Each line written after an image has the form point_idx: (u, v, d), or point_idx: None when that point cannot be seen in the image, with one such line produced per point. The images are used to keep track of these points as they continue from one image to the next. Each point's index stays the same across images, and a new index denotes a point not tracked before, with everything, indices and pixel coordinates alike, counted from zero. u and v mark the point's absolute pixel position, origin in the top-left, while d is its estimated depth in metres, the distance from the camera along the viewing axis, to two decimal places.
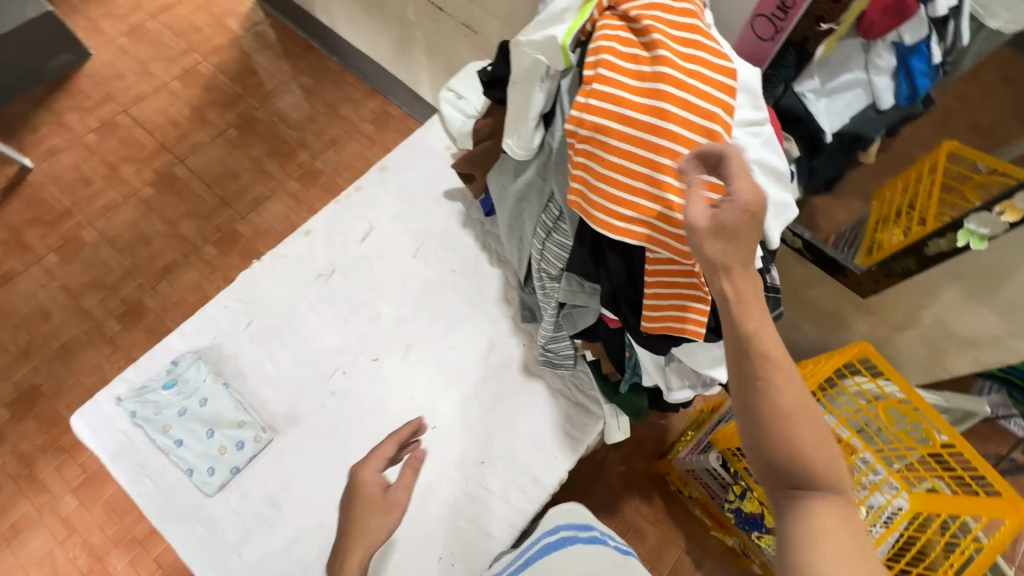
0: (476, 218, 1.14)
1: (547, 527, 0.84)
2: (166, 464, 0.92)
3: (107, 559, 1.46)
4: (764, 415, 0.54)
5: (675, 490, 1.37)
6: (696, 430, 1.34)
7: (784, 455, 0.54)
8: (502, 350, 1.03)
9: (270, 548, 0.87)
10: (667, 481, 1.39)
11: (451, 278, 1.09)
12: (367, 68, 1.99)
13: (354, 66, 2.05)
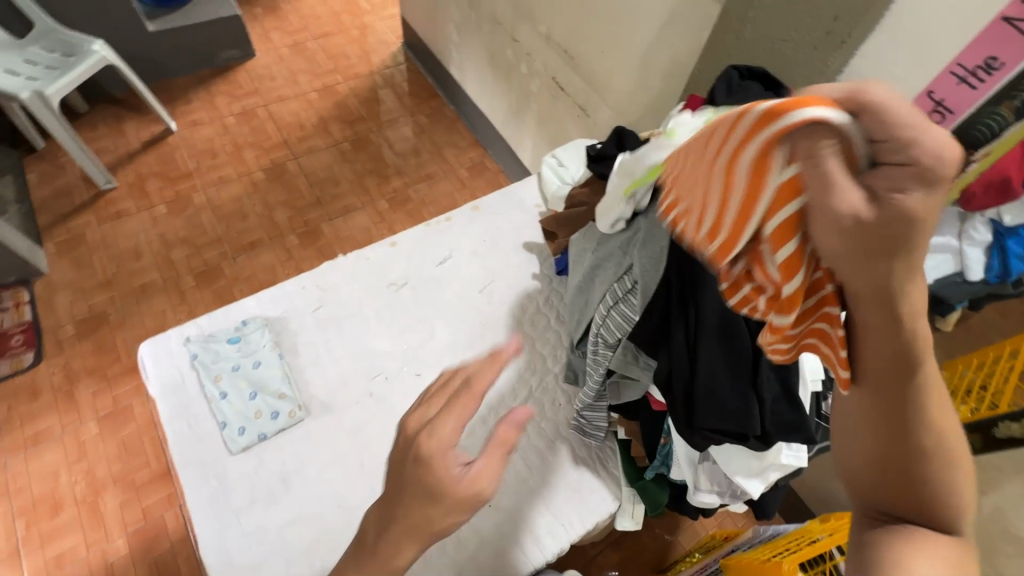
0: (546, 274, 1.20)
1: None
2: (205, 411, 0.97)
3: (100, 496, 1.44)
4: (909, 403, 0.47)
5: None
6: (705, 555, 1.28)
7: (921, 454, 0.48)
8: (537, 401, 1.04)
9: (268, 521, 0.89)
10: None
11: (509, 321, 1.14)
12: (478, 122, 2.19)
13: (467, 118, 2.26)
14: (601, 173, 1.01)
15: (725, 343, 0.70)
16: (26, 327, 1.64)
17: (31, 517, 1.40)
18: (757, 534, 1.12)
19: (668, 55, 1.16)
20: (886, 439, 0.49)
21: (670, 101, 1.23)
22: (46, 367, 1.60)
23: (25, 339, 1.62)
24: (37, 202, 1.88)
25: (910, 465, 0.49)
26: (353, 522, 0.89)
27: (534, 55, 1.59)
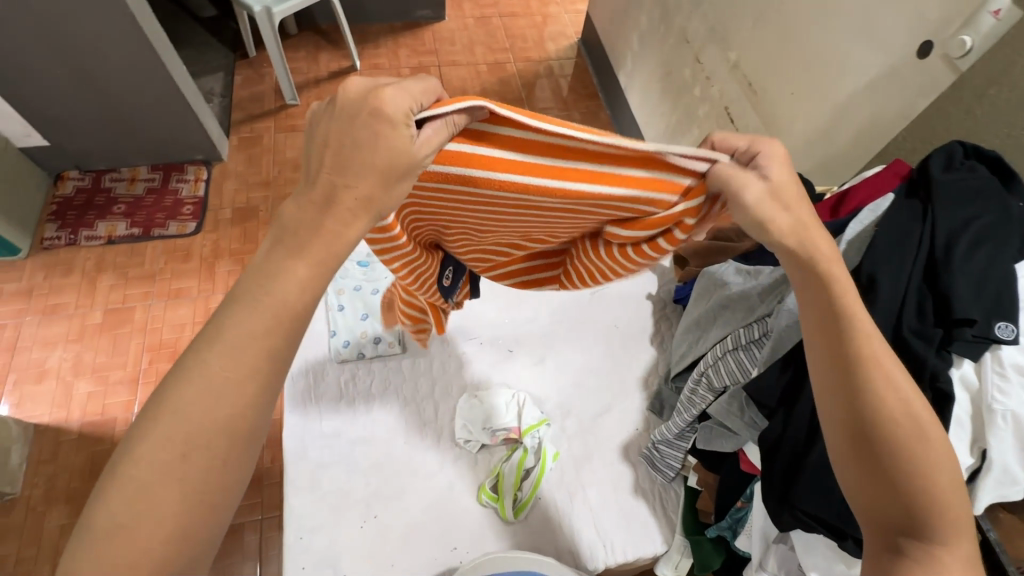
0: (661, 297, 1.16)
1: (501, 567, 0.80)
2: (322, 317, 1.07)
3: None
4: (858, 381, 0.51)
5: None
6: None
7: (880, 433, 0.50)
8: (615, 416, 1.02)
9: (343, 431, 0.96)
10: None
11: (610, 331, 1.12)
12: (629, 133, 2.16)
13: (618, 126, 2.25)
14: None
15: None
16: (197, 200, 1.86)
17: (154, 356, 1.59)
18: None
19: (867, 115, 1.06)
20: (859, 449, 0.51)
21: (853, 162, 1.12)
22: (202, 237, 1.81)
23: (193, 210, 1.84)
24: (234, 99, 2.14)
25: (894, 481, 0.49)
26: (414, 462, 0.94)
27: (712, 80, 1.52)
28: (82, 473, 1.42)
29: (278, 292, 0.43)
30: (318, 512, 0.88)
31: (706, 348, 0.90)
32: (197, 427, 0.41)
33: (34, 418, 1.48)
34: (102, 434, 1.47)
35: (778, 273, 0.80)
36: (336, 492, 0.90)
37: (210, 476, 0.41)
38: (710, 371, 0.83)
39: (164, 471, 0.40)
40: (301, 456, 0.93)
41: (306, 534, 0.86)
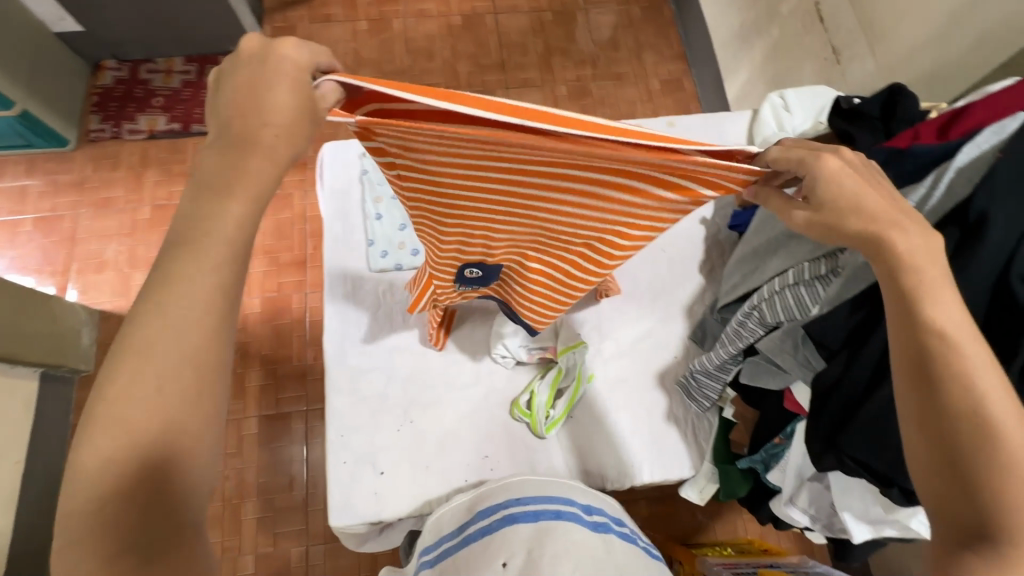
0: (716, 223, 1.08)
1: (505, 488, 0.76)
2: (360, 225, 1.05)
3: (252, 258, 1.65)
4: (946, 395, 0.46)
5: None
6: (735, 554, 1.31)
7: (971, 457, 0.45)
8: (652, 343, 1.00)
9: (378, 342, 0.97)
10: (672, 565, 1.40)
11: (656, 257, 1.07)
12: (695, 34, 1.92)
13: (684, 24, 1.99)
14: (841, 130, 0.89)
15: None
16: None
17: None
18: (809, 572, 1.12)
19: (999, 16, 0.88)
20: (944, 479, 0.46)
21: (969, 77, 0.95)
22: None
23: None
24: None
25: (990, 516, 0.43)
26: (449, 375, 0.96)
27: None
28: None
29: (216, 235, 0.42)
30: (356, 415, 0.92)
31: (761, 281, 0.83)
32: (168, 353, 0.39)
33: (99, 304, 1.58)
34: None
35: None
36: (372, 399, 0.93)
37: (180, 408, 0.39)
38: (764, 305, 0.77)
39: (127, 404, 0.38)
40: (339, 361, 0.94)
41: (346, 431, 0.91)
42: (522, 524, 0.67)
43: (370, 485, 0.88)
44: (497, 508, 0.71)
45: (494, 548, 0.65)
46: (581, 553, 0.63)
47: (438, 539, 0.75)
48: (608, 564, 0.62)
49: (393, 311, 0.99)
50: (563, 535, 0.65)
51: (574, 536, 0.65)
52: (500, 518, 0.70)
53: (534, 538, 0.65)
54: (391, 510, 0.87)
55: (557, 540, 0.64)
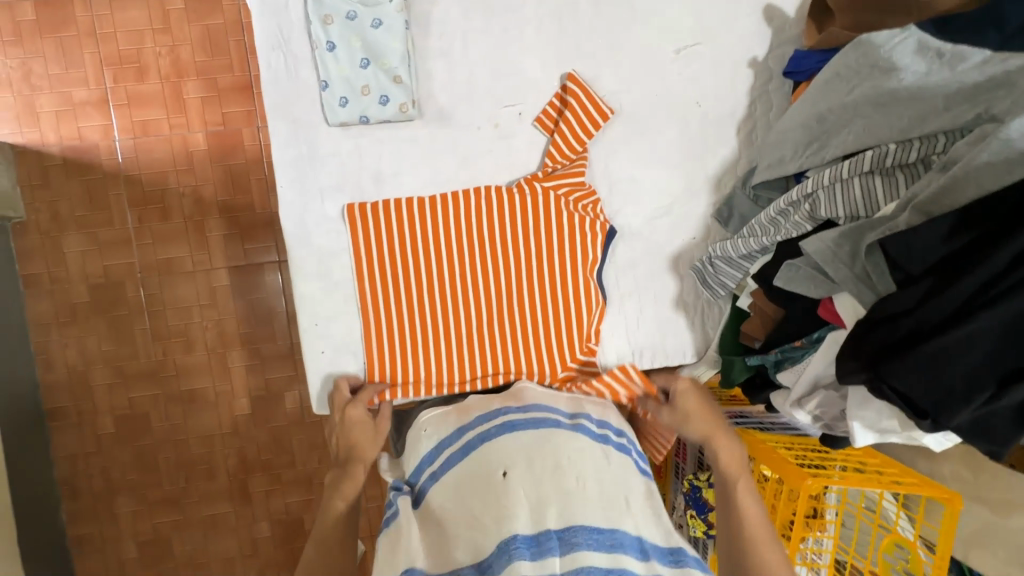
0: (767, 66, 0.85)
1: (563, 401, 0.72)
2: (305, 56, 0.77)
3: (184, 81, 1.43)
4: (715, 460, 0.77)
5: None
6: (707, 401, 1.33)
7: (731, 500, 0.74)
8: (672, 222, 0.87)
9: (334, 215, 0.80)
10: None
11: (685, 106, 0.85)
12: None
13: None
14: None
15: (1007, 333, 0.49)
16: None
17: (119, 73, 1.41)
18: (771, 421, 1.20)
19: None
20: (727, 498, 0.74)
21: None
22: None
23: None
24: None
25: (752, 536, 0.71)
26: None
27: None
28: (81, 200, 1.44)
29: None
30: (310, 291, 0.80)
31: (817, 165, 0.69)
32: None
33: (8, 136, 1.40)
34: (89, 161, 1.43)
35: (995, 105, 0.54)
36: (333, 286, 0.81)
37: None
38: (820, 196, 0.65)
39: None
40: (292, 238, 0.79)
41: (321, 320, 0.81)
42: (524, 432, 0.62)
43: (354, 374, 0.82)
44: (495, 413, 0.67)
45: (489, 458, 0.60)
46: (582, 463, 0.59)
47: (437, 444, 0.67)
48: (609, 476, 0.59)
49: (351, 172, 0.79)
50: (569, 447, 0.61)
51: (557, 446, 0.60)
52: (500, 424, 0.64)
53: (544, 452, 0.59)
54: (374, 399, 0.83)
55: (557, 455, 0.59)
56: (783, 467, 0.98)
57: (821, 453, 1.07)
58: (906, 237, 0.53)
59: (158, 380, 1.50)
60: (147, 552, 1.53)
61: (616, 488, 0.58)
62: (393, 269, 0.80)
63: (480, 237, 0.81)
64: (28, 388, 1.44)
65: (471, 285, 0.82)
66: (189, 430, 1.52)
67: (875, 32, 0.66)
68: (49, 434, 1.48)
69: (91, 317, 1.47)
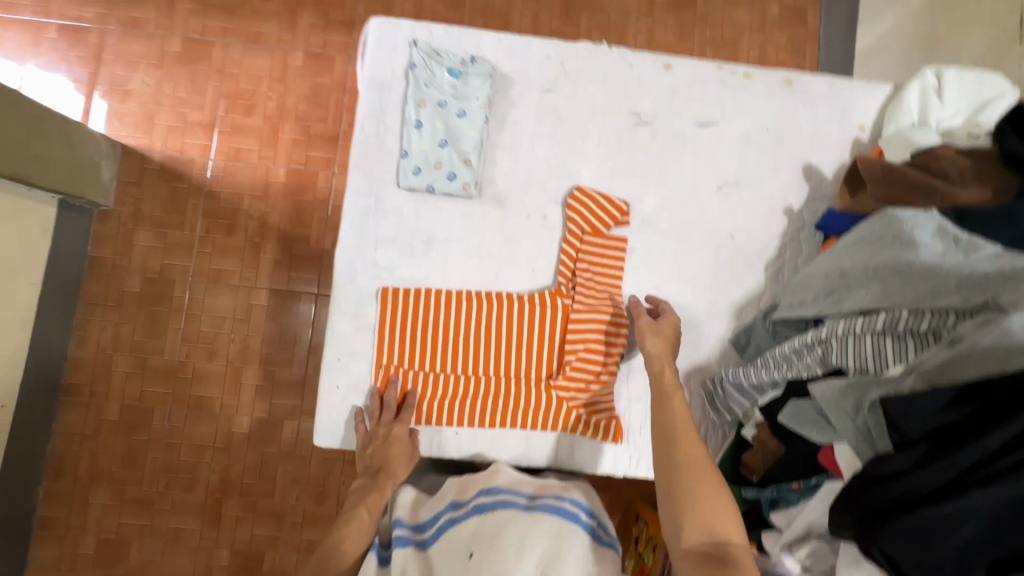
0: (802, 215, 0.93)
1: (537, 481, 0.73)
2: (395, 128, 0.89)
3: (282, 122, 1.62)
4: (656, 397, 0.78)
5: (627, 532, 1.31)
6: None
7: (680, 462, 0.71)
8: (690, 337, 0.90)
9: (382, 265, 0.87)
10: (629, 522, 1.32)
11: (719, 234, 0.92)
12: None
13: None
14: (1011, 150, 0.69)
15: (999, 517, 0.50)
16: None
17: (231, 105, 1.62)
18: None
19: None
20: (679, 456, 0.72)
21: None
22: None
23: None
24: None
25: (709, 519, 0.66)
26: None
27: None
28: (163, 203, 1.60)
29: None
30: (343, 327, 0.86)
31: (834, 314, 0.73)
32: None
33: (122, 137, 1.60)
34: (181, 170, 1.60)
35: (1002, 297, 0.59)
36: (364, 328, 0.86)
37: None
38: (833, 344, 0.69)
39: None
40: (342, 277, 0.87)
41: (345, 356, 0.86)
42: (490, 514, 0.67)
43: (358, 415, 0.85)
44: (467, 499, 0.71)
45: (461, 540, 0.66)
46: (545, 548, 0.63)
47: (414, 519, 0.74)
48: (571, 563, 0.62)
49: (407, 230, 0.88)
50: (527, 525, 0.65)
51: (517, 531, 0.64)
52: (470, 507, 0.69)
53: (508, 534, 0.64)
54: None
55: (522, 538, 0.63)
56: None
57: None
58: (912, 397, 0.55)
59: (172, 380, 1.56)
60: (103, 552, 1.50)
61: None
62: (420, 321, 0.86)
63: (496, 344, 0.86)
64: (56, 359, 1.52)
65: (487, 346, 0.86)
66: (185, 436, 1.54)
67: (903, 208, 0.72)
68: (58, 407, 1.53)
69: (135, 307, 1.57)
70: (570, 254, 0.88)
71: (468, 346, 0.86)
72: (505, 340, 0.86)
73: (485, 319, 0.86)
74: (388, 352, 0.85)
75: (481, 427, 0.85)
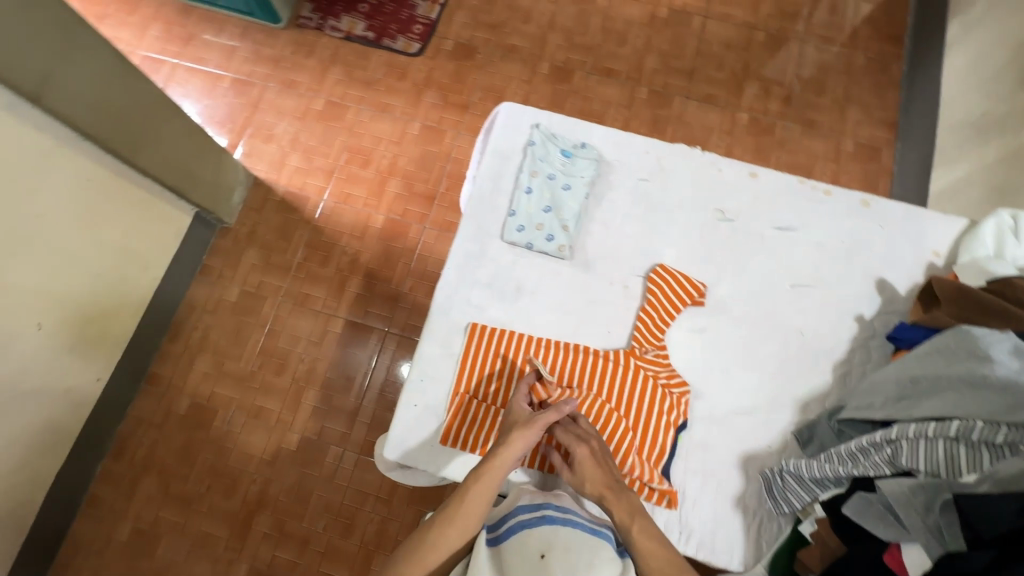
0: (873, 325, 0.97)
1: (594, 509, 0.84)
2: (507, 191, 1.03)
3: (390, 178, 1.85)
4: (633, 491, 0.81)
5: None
6: None
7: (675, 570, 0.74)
8: (753, 422, 0.93)
9: (474, 304, 0.98)
10: None
11: (789, 330, 0.97)
12: (917, 117, 1.62)
13: (914, 63, 1.70)
14: None
15: None
16: (428, 23, 1.97)
17: (351, 158, 1.87)
18: None
19: None
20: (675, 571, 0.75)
21: None
22: (421, 63, 1.96)
23: (421, 31, 1.97)
24: None
25: None
26: None
27: None
28: (275, 229, 1.82)
29: None
30: (430, 351, 0.95)
31: (903, 418, 0.76)
32: None
33: (257, 171, 1.87)
34: (297, 204, 1.84)
35: None
36: (448, 355, 0.95)
37: None
38: (902, 445, 0.71)
39: None
40: (438, 308, 0.97)
41: (427, 378, 0.94)
42: (560, 528, 0.77)
43: (427, 435, 0.92)
44: (535, 506, 0.80)
45: (531, 543, 0.76)
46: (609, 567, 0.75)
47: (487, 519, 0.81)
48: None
49: (503, 278, 0.99)
50: (590, 544, 0.76)
51: (589, 548, 0.76)
52: (539, 515, 0.78)
53: (577, 550, 0.75)
54: (435, 466, 0.90)
55: (589, 556, 0.75)
56: None
57: None
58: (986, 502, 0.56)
59: (241, 386, 1.68)
60: (134, 542, 1.55)
61: None
62: (499, 358, 0.94)
63: (566, 391, 0.92)
64: (151, 348, 1.68)
65: (557, 390, 0.92)
66: (238, 442, 1.63)
67: (977, 327, 0.76)
68: (138, 392, 1.66)
69: (227, 315, 1.74)
70: (645, 322, 0.96)
71: (540, 389, 0.92)
72: (574, 388, 0.92)
73: (556, 367, 0.93)
74: (467, 380, 0.93)
75: (539, 469, 0.89)
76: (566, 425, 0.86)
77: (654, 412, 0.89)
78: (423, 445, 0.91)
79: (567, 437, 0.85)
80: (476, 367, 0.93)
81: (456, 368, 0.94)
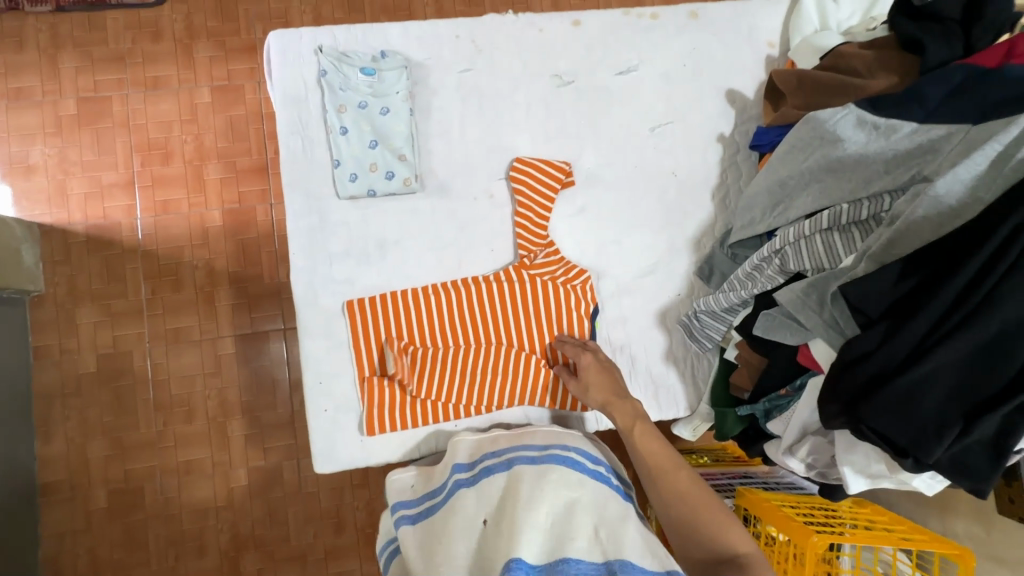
0: (735, 139, 0.96)
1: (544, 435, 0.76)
2: (321, 140, 0.87)
3: (205, 164, 1.56)
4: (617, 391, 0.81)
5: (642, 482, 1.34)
6: (706, 462, 1.27)
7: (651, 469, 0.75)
8: (657, 278, 0.93)
9: (341, 280, 0.86)
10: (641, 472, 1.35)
11: (662, 175, 0.94)
12: None
13: None
14: (906, 34, 0.73)
15: (963, 370, 0.54)
16: None
17: (146, 158, 1.54)
18: (775, 483, 1.15)
19: None
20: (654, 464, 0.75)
21: None
22: (171, 11, 1.56)
23: None
24: None
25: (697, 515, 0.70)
26: None
27: None
28: (99, 274, 1.51)
29: None
30: (316, 350, 0.84)
31: (782, 224, 0.76)
32: None
33: (37, 217, 1.50)
34: (108, 236, 1.52)
35: (923, 173, 0.63)
36: (339, 345, 0.85)
37: None
38: (788, 251, 0.72)
39: None
40: (304, 302, 0.85)
41: (326, 378, 0.84)
42: (498, 475, 0.70)
43: (354, 434, 0.84)
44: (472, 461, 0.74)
45: (467, 504, 0.68)
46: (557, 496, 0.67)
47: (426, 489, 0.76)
48: (584, 506, 0.66)
49: (359, 240, 0.86)
50: (531, 481, 0.68)
51: (533, 483, 0.68)
52: (475, 472, 0.72)
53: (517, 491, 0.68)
54: (375, 457, 0.84)
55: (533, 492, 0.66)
56: (793, 527, 0.92)
57: (828, 514, 1.03)
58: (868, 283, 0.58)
59: (155, 451, 1.49)
60: None
61: (586, 522, 0.65)
62: (391, 326, 0.85)
63: (472, 328, 0.86)
64: (25, 460, 1.43)
65: (462, 331, 0.86)
66: (183, 504, 1.49)
67: (823, 109, 0.75)
68: (39, 509, 1.44)
69: (96, 388, 1.49)
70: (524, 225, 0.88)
71: (446, 339, 0.85)
72: (479, 322, 0.86)
73: (454, 310, 0.85)
74: (368, 362, 0.84)
75: (478, 413, 0.86)
76: (562, 340, 0.86)
77: (564, 311, 0.87)
78: (353, 444, 0.84)
79: (571, 349, 0.85)
80: (371, 345, 0.84)
81: (350, 355, 0.84)
